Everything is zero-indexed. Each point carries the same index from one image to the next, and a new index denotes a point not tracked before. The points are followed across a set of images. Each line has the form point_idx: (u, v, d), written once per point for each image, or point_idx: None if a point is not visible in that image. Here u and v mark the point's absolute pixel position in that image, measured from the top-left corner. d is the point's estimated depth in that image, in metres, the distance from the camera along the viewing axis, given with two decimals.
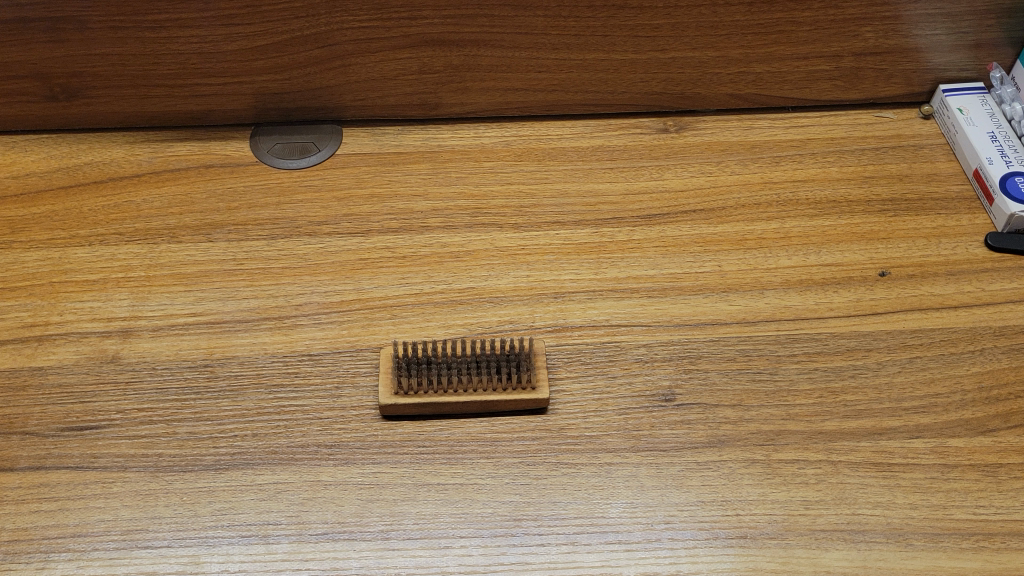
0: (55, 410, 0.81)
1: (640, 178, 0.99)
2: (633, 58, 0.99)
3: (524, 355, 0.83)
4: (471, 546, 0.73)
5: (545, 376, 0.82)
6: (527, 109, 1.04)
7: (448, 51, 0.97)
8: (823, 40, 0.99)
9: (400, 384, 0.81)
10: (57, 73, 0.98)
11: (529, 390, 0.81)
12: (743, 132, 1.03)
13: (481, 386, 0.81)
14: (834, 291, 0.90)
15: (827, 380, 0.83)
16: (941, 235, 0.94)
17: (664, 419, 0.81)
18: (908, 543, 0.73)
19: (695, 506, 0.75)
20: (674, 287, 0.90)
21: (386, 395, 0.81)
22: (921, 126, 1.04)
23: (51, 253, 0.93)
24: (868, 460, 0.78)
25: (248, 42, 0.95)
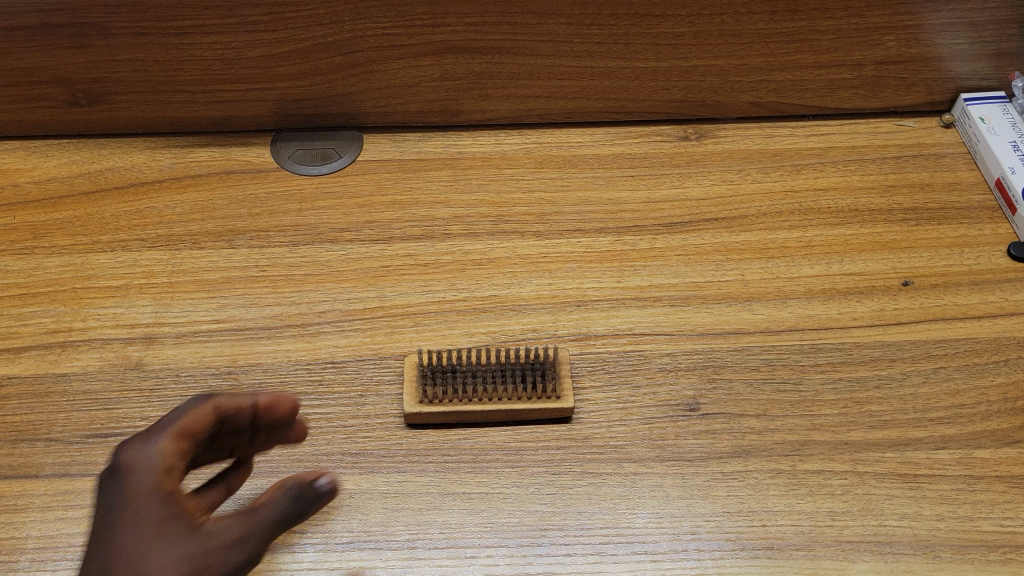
0: (80, 417, 0.81)
1: (662, 186, 0.99)
2: (655, 65, 0.99)
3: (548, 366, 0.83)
4: (497, 556, 0.73)
5: (570, 385, 0.82)
6: (548, 115, 1.04)
7: (470, 58, 0.97)
8: (845, 48, 0.98)
9: (424, 392, 0.81)
10: (79, 78, 0.98)
11: (553, 400, 0.81)
12: (764, 140, 1.03)
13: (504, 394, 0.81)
14: (858, 300, 0.90)
15: (852, 390, 0.83)
16: (963, 244, 0.94)
17: (689, 428, 0.81)
18: (936, 554, 0.73)
19: (721, 517, 0.75)
20: (697, 295, 0.90)
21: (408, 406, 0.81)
22: (942, 134, 1.04)
23: (74, 259, 0.93)
24: (894, 471, 0.78)
25: (271, 48, 0.95)
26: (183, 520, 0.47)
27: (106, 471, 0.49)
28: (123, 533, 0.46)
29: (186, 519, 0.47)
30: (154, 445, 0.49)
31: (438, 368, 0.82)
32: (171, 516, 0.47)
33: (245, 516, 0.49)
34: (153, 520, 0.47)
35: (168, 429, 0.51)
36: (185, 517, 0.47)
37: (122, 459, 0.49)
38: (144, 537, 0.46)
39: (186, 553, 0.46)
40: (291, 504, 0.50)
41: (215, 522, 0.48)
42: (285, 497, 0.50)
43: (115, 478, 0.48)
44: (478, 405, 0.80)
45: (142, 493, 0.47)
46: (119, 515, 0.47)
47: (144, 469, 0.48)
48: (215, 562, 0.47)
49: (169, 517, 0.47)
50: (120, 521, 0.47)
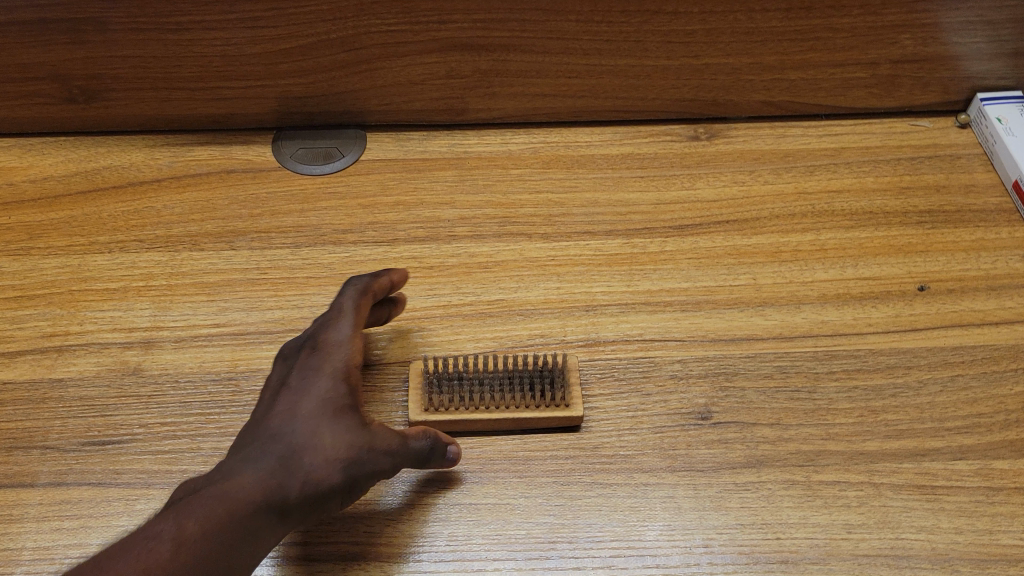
0: (76, 424, 0.79)
1: (672, 187, 0.97)
2: (666, 64, 0.96)
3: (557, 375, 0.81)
4: (505, 569, 0.71)
5: (579, 393, 0.80)
6: (555, 114, 1.02)
7: (477, 55, 0.95)
8: (860, 47, 0.95)
9: (429, 399, 0.79)
10: (76, 75, 0.96)
11: (562, 408, 0.79)
12: (775, 141, 1.02)
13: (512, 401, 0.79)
14: (873, 306, 0.88)
15: (868, 399, 0.81)
16: (980, 248, 0.92)
17: (701, 438, 0.79)
18: (954, 569, 0.71)
19: (734, 530, 0.73)
20: (709, 300, 0.88)
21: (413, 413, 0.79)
22: (958, 135, 1.02)
23: (71, 260, 0.91)
24: (911, 482, 0.76)
25: (273, 45, 0.92)
26: (353, 414, 0.69)
27: (312, 341, 0.75)
28: (308, 404, 0.69)
29: (360, 413, 0.70)
30: (344, 332, 0.75)
31: (444, 375, 0.80)
32: (346, 408, 0.69)
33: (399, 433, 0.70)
34: (342, 401, 0.70)
35: (347, 327, 0.75)
36: (354, 415, 0.69)
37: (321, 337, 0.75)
38: (325, 414, 0.68)
39: (351, 442, 0.67)
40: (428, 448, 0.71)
41: (370, 427, 0.69)
42: (427, 442, 0.71)
43: (320, 351, 0.74)
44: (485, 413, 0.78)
45: (326, 376, 0.71)
46: (308, 393, 0.70)
47: (342, 353, 0.73)
48: (369, 458, 0.68)
49: (345, 407, 0.69)
50: (305, 395, 0.70)
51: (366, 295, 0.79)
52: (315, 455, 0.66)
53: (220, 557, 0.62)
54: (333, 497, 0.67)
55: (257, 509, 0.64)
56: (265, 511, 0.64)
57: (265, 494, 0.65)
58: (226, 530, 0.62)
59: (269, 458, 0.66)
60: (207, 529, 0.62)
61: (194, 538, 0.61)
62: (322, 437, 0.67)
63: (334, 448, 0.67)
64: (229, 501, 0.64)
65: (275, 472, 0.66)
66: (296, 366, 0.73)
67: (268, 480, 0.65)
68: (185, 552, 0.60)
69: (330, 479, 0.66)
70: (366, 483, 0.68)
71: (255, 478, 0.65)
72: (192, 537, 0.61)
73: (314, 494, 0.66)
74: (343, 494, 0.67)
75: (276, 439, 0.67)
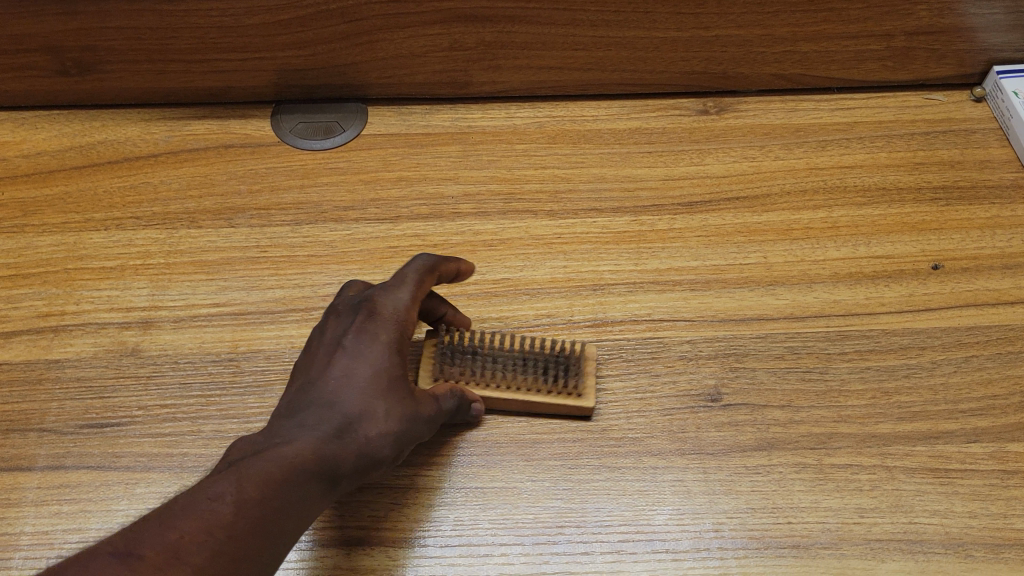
0: (74, 406, 0.78)
1: (680, 163, 0.95)
2: (675, 35, 0.94)
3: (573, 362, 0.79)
4: (512, 554, 0.70)
5: (594, 384, 0.78)
6: (561, 88, 1.00)
7: (481, 27, 0.92)
8: (875, 18, 0.92)
9: (440, 370, 0.76)
10: (68, 47, 0.93)
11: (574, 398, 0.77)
12: (786, 115, 0.99)
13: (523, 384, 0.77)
14: (886, 285, 0.86)
15: (880, 380, 0.80)
16: (996, 226, 0.90)
17: (711, 420, 0.77)
18: (968, 554, 0.70)
19: (744, 514, 0.72)
20: (718, 279, 0.86)
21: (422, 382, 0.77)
22: (973, 109, 1.00)
23: (66, 237, 0.89)
24: (925, 466, 0.75)
25: (270, 16, 0.89)
26: (404, 384, 0.66)
27: (366, 302, 0.69)
28: (365, 369, 0.65)
29: (410, 384, 0.67)
30: (402, 301, 0.70)
31: (458, 348, 0.78)
32: (398, 378, 0.66)
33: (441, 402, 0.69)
34: (397, 372, 0.66)
35: (408, 297, 0.70)
36: (405, 383, 0.67)
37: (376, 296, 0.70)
38: (379, 384, 0.65)
39: (405, 412, 0.66)
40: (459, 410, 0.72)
41: (418, 395, 0.68)
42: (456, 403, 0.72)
43: (375, 317, 0.68)
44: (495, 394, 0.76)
45: (382, 341, 0.67)
46: (363, 356, 0.66)
47: (397, 321, 0.69)
48: (414, 429, 0.67)
49: (398, 377, 0.66)
50: (360, 359, 0.66)
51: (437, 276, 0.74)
52: (371, 423, 0.64)
53: (280, 524, 0.58)
54: (381, 464, 0.65)
55: (316, 476, 0.61)
56: (320, 479, 0.61)
57: (325, 463, 0.61)
58: (287, 497, 0.59)
59: (324, 423, 0.63)
60: (269, 496, 0.58)
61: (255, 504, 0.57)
62: (378, 406, 0.64)
63: (388, 421, 0.64)
64: (291, 466, 0.60)
65: (333, 438, 0.62)
66: (351, 326, 0.68)
67: (325, 449, 0.61)
68: (251, 517, 0.57)
69: (383, 448, 0.64)
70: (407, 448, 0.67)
71: (313, 444, 0.61)
72: (255, 503, 0.57)
73: (367, 463, 0.64)
74: (387, 461, 0.66)
75: (330, 403, 0.64)
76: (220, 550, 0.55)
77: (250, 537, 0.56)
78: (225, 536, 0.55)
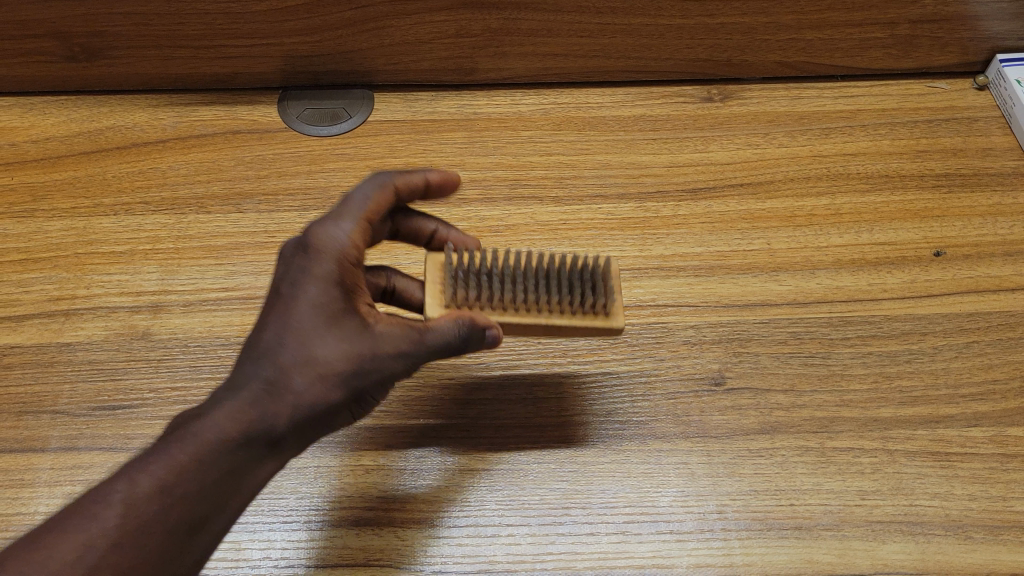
0: (85, 388, 0.78)
1: (685, 150, 0.96)
2: (680, 23, 0.94)
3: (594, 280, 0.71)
4: (519, 534, 0.71)
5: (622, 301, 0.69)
6: (566, 74, 1.01)
7: (487, 14, 0.92)
8: (880, 6, 0.93)
9: (452, 295, 0.68)
10: (77, 32, 0.93)
11: (603, 318, 0.68)
12: (790, 102, 1.00)
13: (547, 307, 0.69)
14: (888, 271, 0.87)
15: (882, 365, 0.81)
16: (997, 214, 0.91)
17: (715, 404, 0.78)
18: (968, 536, 0.71)
19: (748, 495, 0.73)
20: (722, 265, 0.87)
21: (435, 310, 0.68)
22: (975, 97, 1.01)
23: (76, 222, 0.90)
24: (926, 449, 0.75)
25: (277, 3, 0.90)
26: (351, 324, 0.60)
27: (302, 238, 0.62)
28: (302, 313, 0.59)
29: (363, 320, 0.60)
30: (340, 229, 0.63)
31: (472, 268, 0.69)
32: (343, 316, 0.59)
33: (410, 335, 0.61)
34: (341, 310, 0.60)
35: (351, 218, 0.64)
36: (353, 322, 0.60)
37: (317, 228, 0.63)
38: (319, 329, 0.59)
39: (354, 354, 0.59)
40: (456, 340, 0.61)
41: (376, 333, 0.60)
42: (453, 331, 0.61)
43: (311, 252, 0.61)
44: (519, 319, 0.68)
45: (321, 278, 0.60)
46: (300, 299, 0.59)
47: (335, 252, 0.62)
48: (375, 367, 0.60)
49: (341, 318, 0.59)
50: (298, 302, 0.59)
51: (392, 190, 0.68)
52: (311, 374, 0.58)
53: (203, 501, 0.54)
54: (338, 409, 0.60)
55: (244, 447, 0.56)
56: (252, 445, 0.56)
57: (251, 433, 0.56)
58: (209, 471, 0.54)
59: (256, 382, 0.57)
60: (184, 474, 0.53)
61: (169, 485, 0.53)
62: (318, 354, 0.58)
63: (335, 367, 0.58)
64: (211, 438, 0.55)
65: (264, 398, 0.57)
66: (288, 266, 0.62)
67: (253, 414, 0.56)
68: (162, 501, 0.52)
69: (330, 398, 0.58)
70: (371, 391, 0.61)
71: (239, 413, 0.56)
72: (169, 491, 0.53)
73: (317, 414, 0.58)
74: (347, 404, 0.60)
75: (263, 357, 0.58)
76: (124, 541, 0.51)
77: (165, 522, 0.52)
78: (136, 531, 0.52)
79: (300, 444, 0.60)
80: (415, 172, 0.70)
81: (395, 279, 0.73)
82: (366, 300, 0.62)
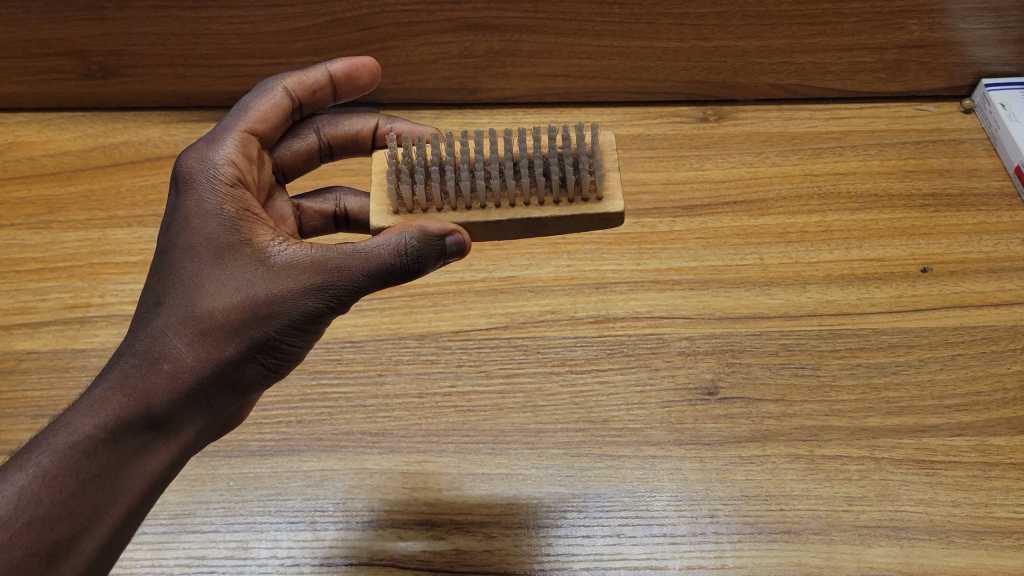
0: None
1: (680, 168, 1.00)
2: (676, 46, 0.98)
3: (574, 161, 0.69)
4: (518, 536, 0.74)
5: (613, 185, 0.68)
6: (566, 95, 1.04)
7: (490, 36, 0.96)
8: (868, 32, 0.96)
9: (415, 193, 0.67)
10: (94, 51, 0.97)
11: (593, 203, 0.67)
12: (783, 123, 1.04)
13: (530, 198, 0.67)
14: (876, 286, 0.90)
15: (870, 376, 0.83)
16: (982, 231, 0.94)
17: (708, 412, 0.81)
18: (951, 540, 0.73)
19: (739, 500, 0.76)
20: (716, 279, 0.90)
21: (395, 214, 0.68)
22: (962, 120, 1.04)
23: (91, 233, 0.93)
24: (911, 457, 0.78)
25: (288, 23, 0.93)
26: (238, 263, 0.60)
27: (175, 174, 0.64)
28: (184, 263, 0.60)
29: (252, 253, 0.60)
30: (210, 158, 0.65)
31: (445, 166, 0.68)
32: (228, 255, 0.60)
33: (316, 266, 0.59)
34: (223, 245, 0.60)
35: (236, 125, 0.70)
36: (241, 261, 0.60)
37: (193, 156, 0.65)
38: (202, 276, 0.60)
39: (245, 298, 0.59)
40: (375, 268, 0.59)
41: (270, 269, 0.60)
42: (381, 253, 0.59)
43: (186, 191, 0.63)
44: (501, 214, 0.67)
45: (202, 217, 0.61)
46: (180, 247, 0.61)
47: (209, 185, 0.63)
48: (277, 308, 0.59)
49: (226, 259, 0.60)
50: (179, 251, 0.61)
51: (285, 92, 0.73)
52: (195, 326, 0.59)
53: (88, 488, 0.54)
54: (242, 361, 0.60)
55: (134, 414, 0.57)
56: (142, 411, 0.57)
57: (138, 398, 0.57)
58: (91, 454, 0.55)
59: (141, 346, 0.59)
60: (60, 466, 0.54)
61: (48, 477, 0.54)
62: (203, 303, 0.59)
63: (224, 313, 0.59)
64: (97, 413, 0.56)
65: (149, 363, 0.58)
66: (172, 212, 0.63)
67: (138, 378, 0.58)
68: (37, 497, 0.53)
69: (223, 350, 0.59)
70: (279, 336, 0.60)
71: (125, 382, 0.57)
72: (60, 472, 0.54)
73: (215, 368, 0.59)
74: (253, 353, 0.60)
75: (151, 320, 0.60)
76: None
77: (45, 519, 0.53)
78: (28, 516, 0.53)
79: (208, 406, 0.60)
80: (315, 67, 0.74)
81: (345, 200, 0.80)
82: (263, 224, 0.63)
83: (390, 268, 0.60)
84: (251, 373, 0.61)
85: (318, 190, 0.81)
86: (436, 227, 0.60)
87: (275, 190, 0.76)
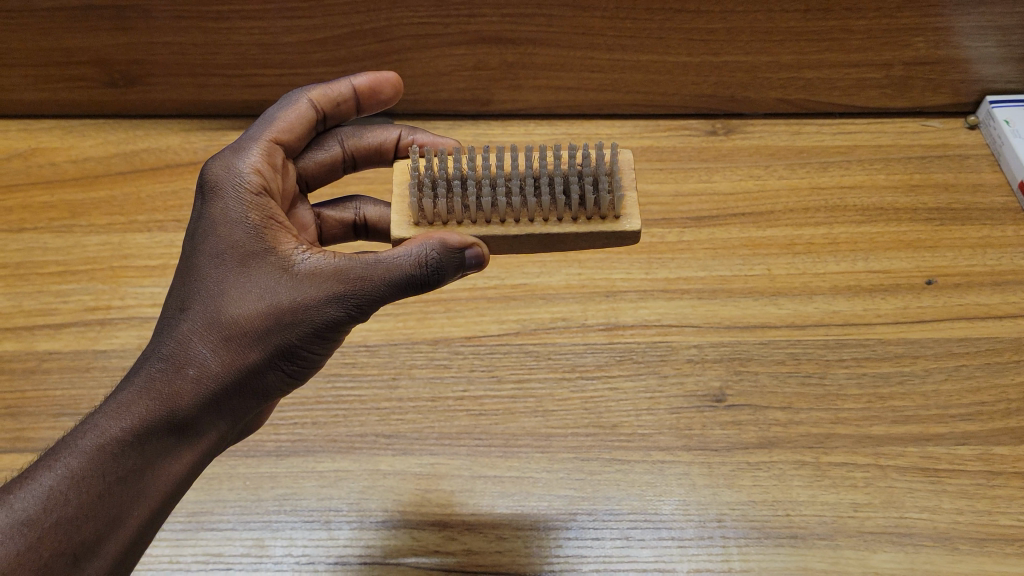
0: None
1: (689, 180, 1.01)
2: (687, 60, 1.00)
3: (595, 179, 0.71)
4: (529, 538, 0.75)
5: (631, 203, 0.69)
6: (578, 107, 1.06)
7: (504, 49, 0.98)
8: (875, 48, 0.98)
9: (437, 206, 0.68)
10: (118, 60, 0.99)
11: (612, 220, 0.69)
12: (791, 137, 1.05)
13: (549, 214, 0.69)
14: (882, 298, 0.91)
15: (875, 385, 0.85)
16: (987, 245, 0.95)
17: (716, 419, 0.83)
18: (954, 547, 0.75)
19: (746, 505, 0.77)
20: (724, 288, 0.92)
21: (416, 225, 0.69)
22: (966, 136, 1.06)
23: (112, 237, 0.95)
24: (915, 465, 0.79)
25: (308, 34, 0.96)
26: (262, 271, 0.62)
27: (200, 183, 0.66)
28: (210, 271, 0.62)
29: (276, 262, 0.62)
30: (236, 167, 0.67)
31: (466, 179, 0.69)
32: (253, 263, 0.62)
33: (339, 276, 0.61)
34: (248, 253, 0.62)
35: (261, 134, 0.72)
36: (265, 271, 0.62)
37: (220, 165, 0.67)
38: (228, 284, 0.61)
39: (268, 306, 0.61)
40: (396, 279, 0.61)
41: (293, 277, 0.61)
42: (400, 266, 0.61)
43: (212, 199, 0.64)
44: (520, 229, 0.68)
45: (227, 226, 0.63)
46: (205, 255, 0.63)
47: (234, 195, 0.64)
48: (300, 317, 0.61)
49: (250, 267, 0.62)
50: (205, 259, 0.63)
51: (309, 103, 0.75)
52: (220, 333, 0.60)
53: (113, 490, 0.56)
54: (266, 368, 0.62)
55: (159, 419, 0.58)
56: (167, 416, 0.59)
57: (163, 403, 0.59)
58: (116, 457, 0.56)
59: (167, 351, 0.60)
60: (86, 468, 0.56)
61: (76, 478, 0.56)
62: (229, 311, 0.61)
63: (249, 322, 0.60)
64: (122, 417, 0.58)
65: (174, 369, 0.60)
66: (198, 220, 0.65)
67: (163, 383, 0.59)
68: (64, 498, 0.55)
69: (246, 357, 0.61)
70: (301, 344, 0.61)
71: (152, 385, 0.59)
72: (85, 474, 0.56)
73: (239, 374, 0.61)
74: (276, 360, 0.62)
75: (176, 326, 0.61)
76: (26, 546, 0.53)
77: (72, 518, 0.55)
78: (54, 518, 0.54)
79: (231, 411, 0.62)
80: (340, 80, 0.76)
81: (363, 208, 0.82)
82: (286, 233, 0.65)
83: (410, 279, 0.61)
84: (273, 380, 0.63)
85: (340, 199, 0.82)
86: (457, 240, 0.62)
87: (296, 200, 0.78)
